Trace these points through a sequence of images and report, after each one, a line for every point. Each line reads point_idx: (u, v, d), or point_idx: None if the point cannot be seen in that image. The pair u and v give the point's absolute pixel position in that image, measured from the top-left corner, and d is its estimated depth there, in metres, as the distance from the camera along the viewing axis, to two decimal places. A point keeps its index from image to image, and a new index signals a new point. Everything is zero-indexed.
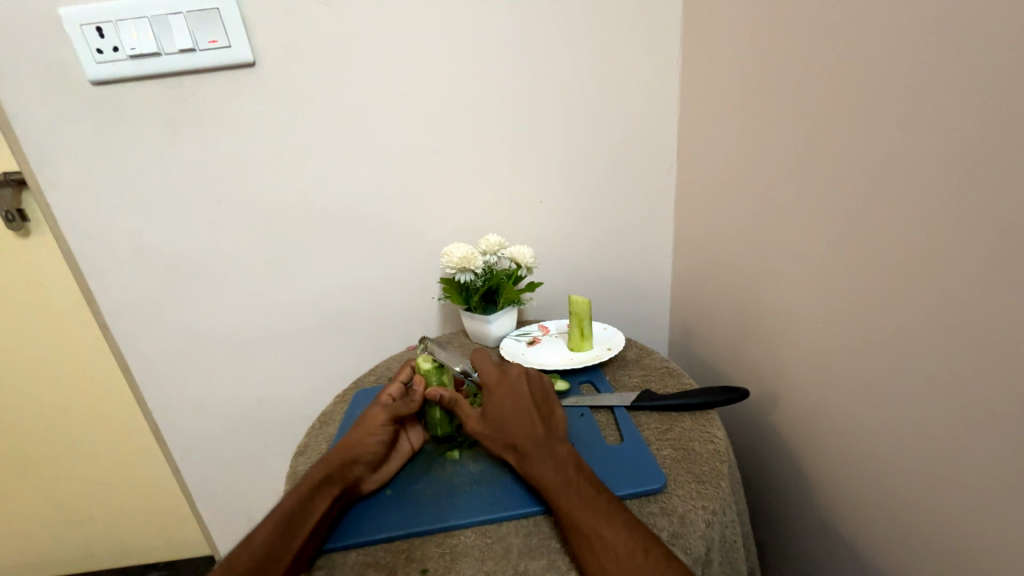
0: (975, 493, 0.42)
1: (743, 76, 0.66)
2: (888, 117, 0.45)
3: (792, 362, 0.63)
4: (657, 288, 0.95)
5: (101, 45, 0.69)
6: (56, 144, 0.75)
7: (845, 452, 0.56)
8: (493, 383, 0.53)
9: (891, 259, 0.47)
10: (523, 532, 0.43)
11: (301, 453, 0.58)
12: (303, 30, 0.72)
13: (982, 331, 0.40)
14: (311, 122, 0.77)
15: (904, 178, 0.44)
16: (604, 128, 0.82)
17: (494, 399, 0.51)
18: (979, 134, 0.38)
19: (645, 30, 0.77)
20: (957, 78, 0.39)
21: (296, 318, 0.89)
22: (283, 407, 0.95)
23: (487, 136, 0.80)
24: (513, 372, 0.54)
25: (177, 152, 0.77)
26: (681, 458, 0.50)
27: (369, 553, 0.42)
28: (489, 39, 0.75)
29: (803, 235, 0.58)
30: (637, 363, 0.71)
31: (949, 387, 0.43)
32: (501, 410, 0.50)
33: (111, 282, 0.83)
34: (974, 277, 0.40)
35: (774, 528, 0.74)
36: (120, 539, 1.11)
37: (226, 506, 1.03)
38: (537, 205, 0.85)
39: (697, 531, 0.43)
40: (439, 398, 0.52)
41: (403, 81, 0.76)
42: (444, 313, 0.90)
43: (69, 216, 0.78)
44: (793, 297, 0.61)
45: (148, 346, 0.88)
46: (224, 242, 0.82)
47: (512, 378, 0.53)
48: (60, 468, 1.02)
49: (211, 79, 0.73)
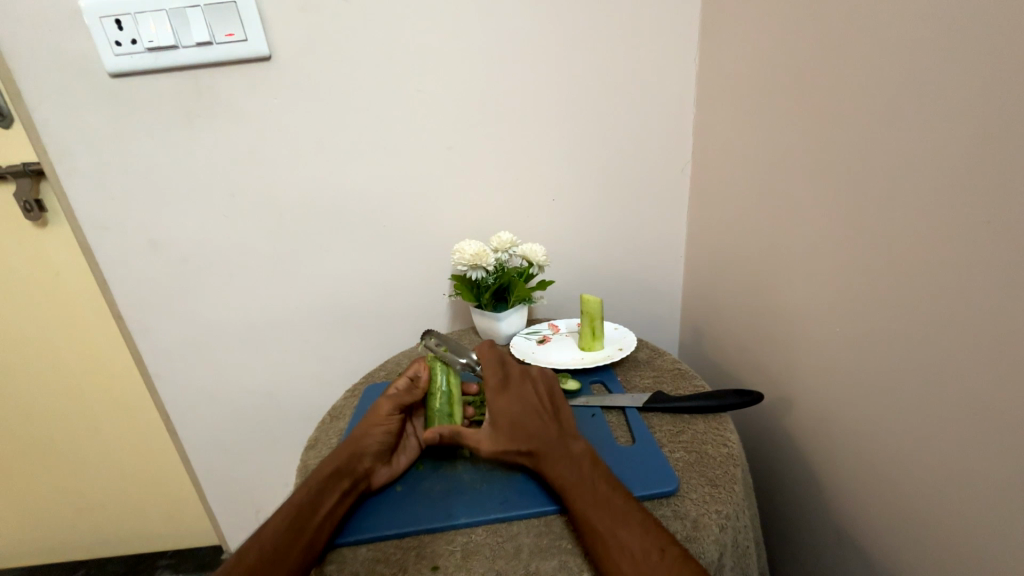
0: (988, 504, 0.41)
1: (758, 75, 0.65)
2: (904, 117, 0.44)
3: (804, 367, 0.62)
4: (669, 289, 0.94)
5: (119, 37, 0.69)
6: (74, 135, 0.75)
7: (857, 458, 0.55)
8: (495, 389, 0.52)
9: (906, 263, 0.46)
10: (534, 532, 0.43)
11: (312, 446, 0.58)
12: (319, 23, 0.72)
13: (999, 339, 0.39)
14: (326, 116, 0.77)
15: (919, 182, 0.43)
16: (619, 126, 0.81)
17: (498, 406, 0.50)
18: (996, 136, 0.37)
19: (662, 27, 0.76)
20: (976, 78, 0.38)
21: (307, 312, 0.89)
22: (293, 400, 0.96)
23: (502, 132, 0.80)
24: (515, 373, 0.54)
25: (193, 146, 0.77)
26: (694, 462, 0.50)
27: (379, 549, 0.42)
28: (505, 34, 0.74)
29: (818, 238, 0.57)
30: (648, 364, 0.70)
31: (964, 396, 0.42)
32: (510, 414, 0.49)
33: (125, 273, 0.84)
34: (991, 283, 0.39)
35: (784, 534, 0.72)
36: (132, 526, 1.13)
37: (237, 497, 1.04)
38: (550, 202, 0.85)
39: (711, 536, 0.42)
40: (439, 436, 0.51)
41: (419, 77, 0.76)
42: (454, 309, 0.90)
43: (86, 206, 0.79)
44: (806, 301, 0.60)
45: (161, 336, 0.89)
46: (238, 235, 0.83)
47: (514, 380, 0.53)
48: (73, 455, 1.03)
49: (227, 72, 0.73)
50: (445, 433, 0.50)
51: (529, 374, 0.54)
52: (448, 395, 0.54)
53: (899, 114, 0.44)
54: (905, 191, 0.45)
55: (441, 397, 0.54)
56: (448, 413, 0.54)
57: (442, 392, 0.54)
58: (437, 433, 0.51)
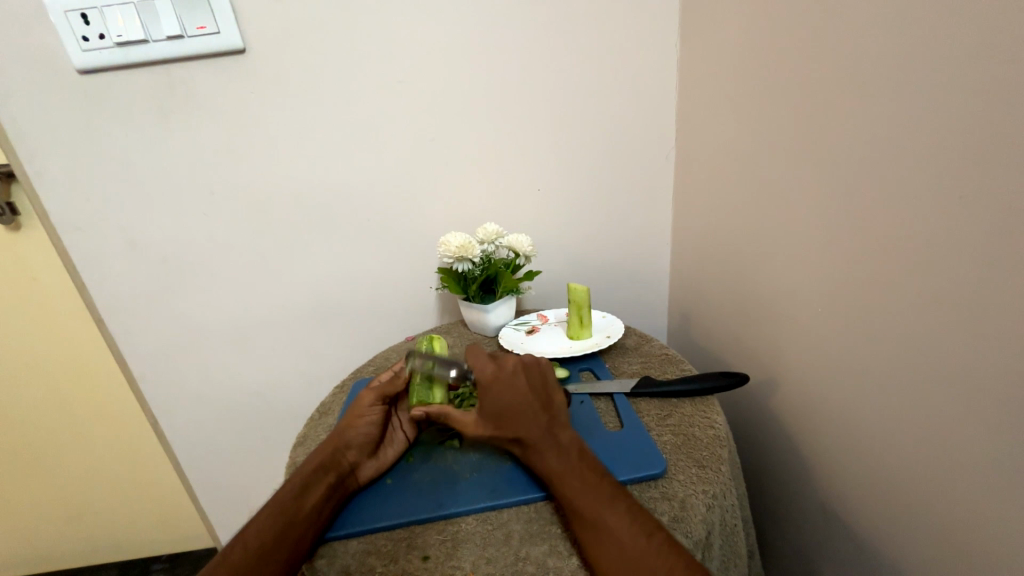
0: (970, 476, 0.43)
1: (739, 59, 0.65)
2: (885, 96, 0.44)
3: (789, 349, 0.63)
4: (656, 277, 0.94)
5: (87, 32, 0.67)
6: (43, 135, 0.73)
7: (845, 437, 0.56)
8: (486, 376, 0.49)
9: (891, 241, 0.46)
10: (523, 518, 0.43)
11: (301, 443, 0.58)
12: (294, 15, 0.70)
13: (979, 316, 0.39)
14: (306, 112, 0.76)
15: (898, 163, 0.44)
16: (602, 114, 0.81)
17: (487, 397, 0.48)
18: (979, 111, 0.37)
19: (642, 13, 0.76)
20: (955, 58, 0.38)
21: (294, 310, 0.88)
22: (283, 399, 0.95)
23: (485, 124, 0.79)
24: (508, 363, 0.50)
25: (169, 143, 0.75)
26: (682, 444, 0.50)
27: (369, 541, 0.42)
28: (485, 23, 0.73)
29: (800, 222, 0.57)
30: (636, 350, 0.71)
31: (945, 373, 0.43)
32: (499, 406, 0.47)
33: (105, 275, 0.82)
34: (972, 261, 0.39)
35: (774, 513, 0.74)
36: (124, 532, 1.11)
37: (228, 498, 1.03)
38: (536, 193, 0.85)
39: (697, 516, 0.43)
40: (425, 414, 0.51)
41: (398, 69, 0.75)
42: (442, 302, 0.90)
43: (60, 208, 0.77)
44: (790, 284, 0.61)
45: (145, 340, 0.87)
46: (219, 233, 0.81)
47: (506, 370, 0.50)
48: (59, 463, 1.02)
49: (200, 67, 0.72)
50: (432, 411, 0.50)
51: (524, 364, 0.51)
52: (429, 372, 0.54)
53: (881, 92, 0.44)
54: (887, 172, 0.45)
55: (421, 372, 0.54)
56: (426, 388, 0.53)
57: (424, 367, 0.54)
58: (423, 411, 0.51)
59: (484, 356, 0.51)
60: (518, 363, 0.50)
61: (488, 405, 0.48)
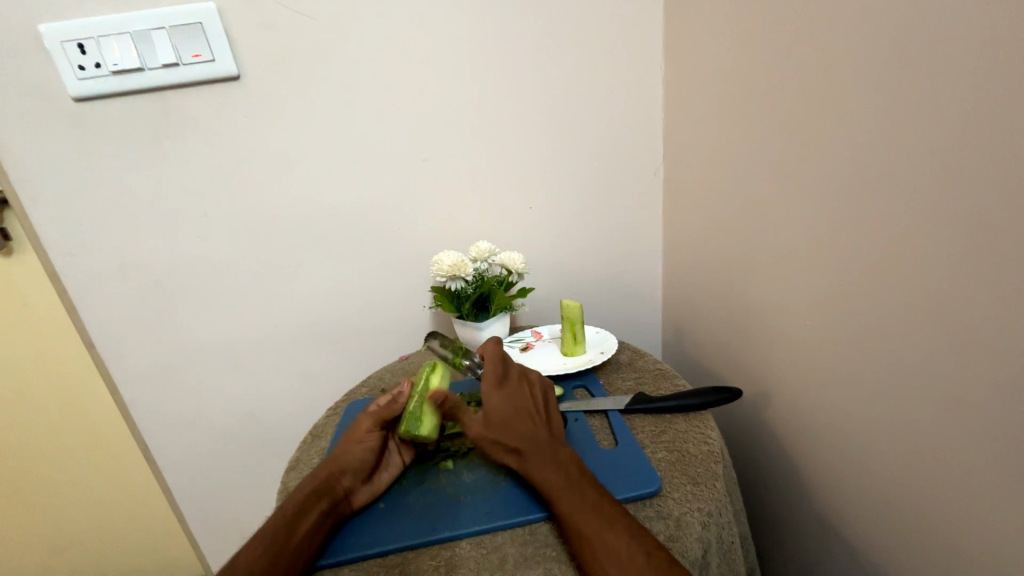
0: (965, 488, 0.43)
1: (726, 79, 0.67)
2: (870, 115, 0.46)
3: (782, 363, 0.63)
4: (648, 291, 0.95)
5: (83, 61, 0.68)
6: (37, 161, 0.74)
7: (841, 449, 0.56)
8: (489, 388, 0.51)
9: (882, 253, 0.47)
10: (519, 541, 0.43)
11: (293, 467, 0.57)
12: (289, 44, 0.72)
13: (970, 329, 0.40)
14: (301, 135, 0.77)
15: (885, 179, 0.45)
16: (589, 132, 0.82)
17: (492, 402, 0.49)
18: (969, 124, 0.38)
19: (628, 36, 0.78)
20: (936, 80, 0.40)
21: (286, 330, 0.88)
22: (274, 421, 0.94)
23: (479, 144, 0.81)
24: (514, 373, 0.54)
25: (163, 167, 0.76)
26: (676, 460, 0.50)
27: (362, 569, 0.42)
28: (473, 50, 0.76)
29: (790, 237, 0.58)
30: (630, 366, 0.71)
31: (938, 384, 0.43)
32: (503, 413, 0.48)
33: (98, 299, 0.82)
34: (958, 273, 0.40)
35: (772, 528, 0.73)
36: (110, 561, 1.09)
37: (219, 524, 1.01)
38: (527, 210, 0.86)
39: (694, 534, 0.42)
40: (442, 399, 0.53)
41: (392, 93, 0.76)
42: (435, 320, 0.90)
43: (53, 233, 0.78)
44: (781, 299, 0.62)
45: (136, 363, 0.87)
46: (212, 255, 0.82)
47: (512, 380, 0.52)
48: (44, 491, 0.99)
49: (195, 93, 0.73)
50: (449, 396, 0.54)
51: (530, 378, 0.53)
52: (422, 401, 0.53)
53: (871, 105, 0.46)
54: (875, 188, 0.46)
55: (415, 401, 0.53)
56: (416, 419, 0.51)
57: (418, 395, 0.53)
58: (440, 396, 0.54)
59: (495, 361, 0.54)
60: (523, 375, 0.53)
61: (491, 410, 0.49)
